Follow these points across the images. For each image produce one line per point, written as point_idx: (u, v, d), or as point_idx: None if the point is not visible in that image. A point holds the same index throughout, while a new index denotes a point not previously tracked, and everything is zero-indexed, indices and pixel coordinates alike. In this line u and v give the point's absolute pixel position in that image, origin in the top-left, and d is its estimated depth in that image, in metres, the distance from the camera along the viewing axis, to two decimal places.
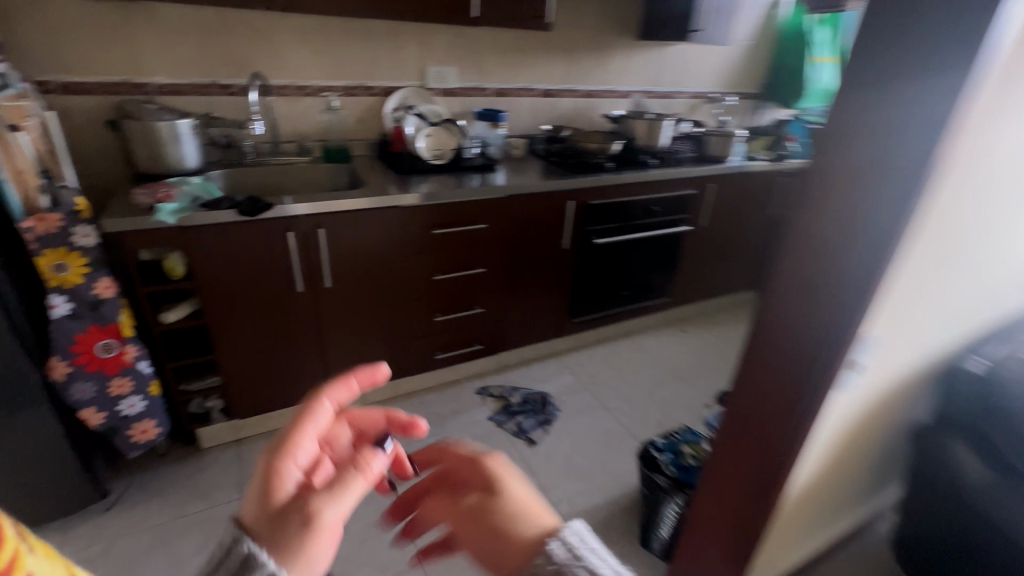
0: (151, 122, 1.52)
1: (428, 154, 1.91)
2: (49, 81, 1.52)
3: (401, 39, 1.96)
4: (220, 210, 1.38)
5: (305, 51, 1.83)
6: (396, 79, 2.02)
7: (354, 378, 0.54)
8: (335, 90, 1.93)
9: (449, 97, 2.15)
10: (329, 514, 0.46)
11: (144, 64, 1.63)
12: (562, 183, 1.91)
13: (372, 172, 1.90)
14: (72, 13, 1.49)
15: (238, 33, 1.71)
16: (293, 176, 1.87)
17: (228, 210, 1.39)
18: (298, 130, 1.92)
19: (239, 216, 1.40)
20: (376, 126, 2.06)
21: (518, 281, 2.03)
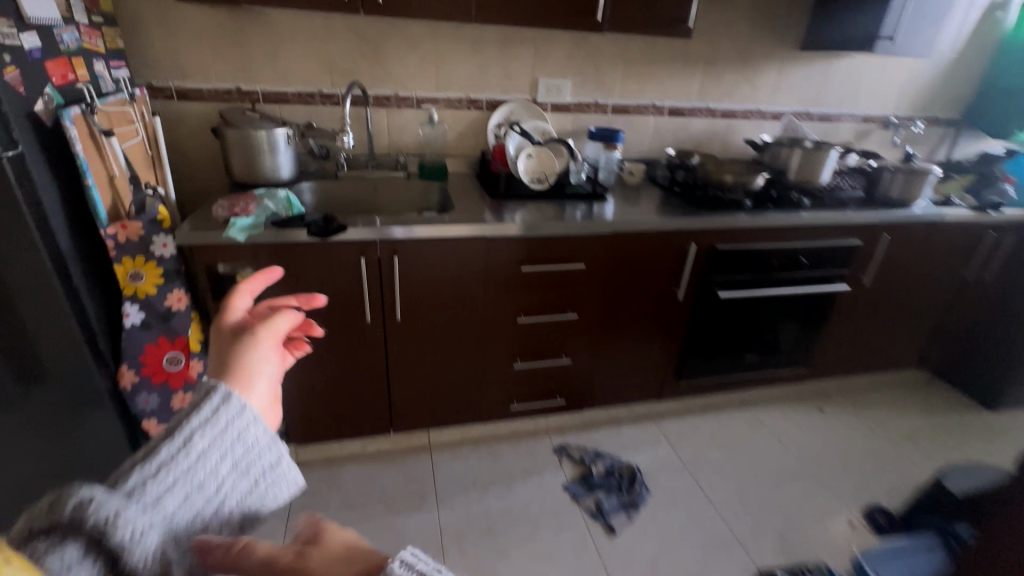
0: (247, 130, 1.47)
1: (528, 177, 1.68)
2: (169, 87, 1.56)
3: (514, 48, 1.77)
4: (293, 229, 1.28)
5: (410, 60, 1.70)
6: (504, 92, 1.82)
7: (254, 279, 0.52)
8: (438, 103, 1.78)
9: (561, 113, 1.91)
10: (262, 387, 0.48)
11: (254, 72, 1.61)
12: (684, 222, 1.56)
13: (465, 192, 1.72)
14: (193, 20, 1.50)
15: (345, 40, 1.63)
16: (385, 192, 1.75)
17: (301, 229, 1.28)
18: (396, 143, 1.81)
19: (311, 237, 1.28)
20: (478, 143, 1.88)
21: (616, 332, 1.72)
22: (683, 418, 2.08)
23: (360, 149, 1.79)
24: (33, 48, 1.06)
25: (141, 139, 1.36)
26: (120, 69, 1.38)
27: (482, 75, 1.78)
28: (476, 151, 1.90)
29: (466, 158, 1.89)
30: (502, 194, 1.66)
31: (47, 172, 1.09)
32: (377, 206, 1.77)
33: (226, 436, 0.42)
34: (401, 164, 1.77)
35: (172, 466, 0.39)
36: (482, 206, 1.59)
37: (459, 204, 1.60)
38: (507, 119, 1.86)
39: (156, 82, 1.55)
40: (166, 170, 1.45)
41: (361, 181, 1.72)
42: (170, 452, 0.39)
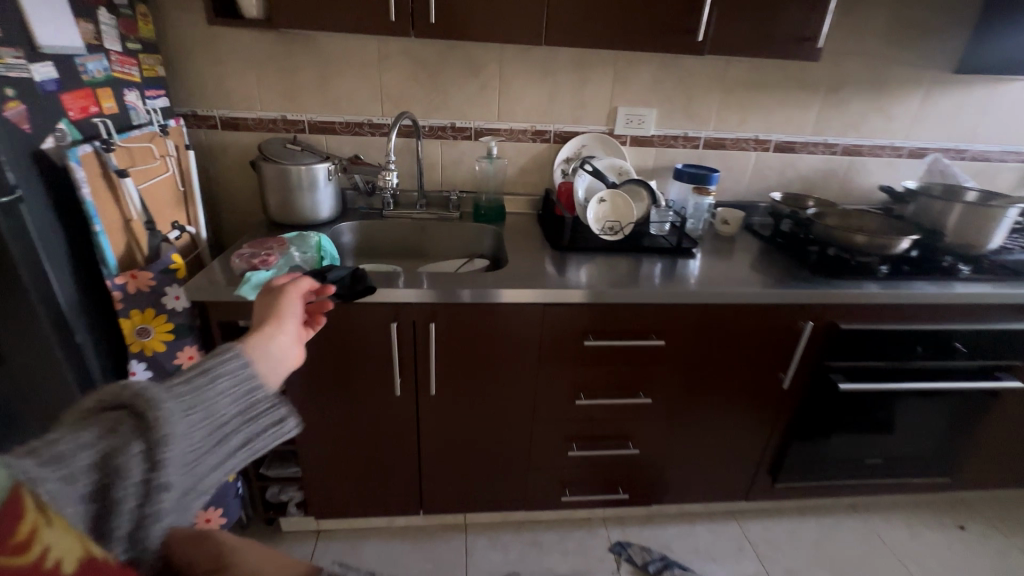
0: (285, 166, 1.32)
1: (598, 226, 1.40)
2: (213, 116, 1.45)
3: (591, 73, 1.51)
4: None
5: (470, 87, 1.49)
6: (576, 122, 1.57)
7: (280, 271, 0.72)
8: (499, 135, 1.56)
9: (642, 147, 1.62)
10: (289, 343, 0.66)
11: (301, 100, 1.47)
12: (798, 294, 1.22)
13: (523, 239, 1.47)
14: (240, 45, 1.38)
15: (398, 65, 1.45)
16: (434, 236, 1.55)
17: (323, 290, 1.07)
18: (449, 179, 1.61)
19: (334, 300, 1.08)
20: (543, 180, 1.64)
21: (697, 419, 1.39)
22: (774, 520, 1.69)
23: (410, 184, 1.60)
24: (46, 79, 0.95)
25: (170, 174, 1.24)
26: (158, 98, 1.27)
27: (551, 103, 1.54)
28: (540, 189, 1.65)
29: (527, 197, 1.65)
30: (566, 245, 1.38)
31: (52, 216, 0.97)
32: (425, 251, 1.57)
33: (239, 389, 0.55)
34: (455, 206, 1.58)
35: (203, 392, 0.51)
36: (542, 259, 1.33)
37: (514, 255, 1.36)
38: (577, 155, 1.60)
39: (201, 110, 1.44)
40: (197, 208, 1.32)
41: (409, 224, 1.53)
42: (201, 377, 0.52)
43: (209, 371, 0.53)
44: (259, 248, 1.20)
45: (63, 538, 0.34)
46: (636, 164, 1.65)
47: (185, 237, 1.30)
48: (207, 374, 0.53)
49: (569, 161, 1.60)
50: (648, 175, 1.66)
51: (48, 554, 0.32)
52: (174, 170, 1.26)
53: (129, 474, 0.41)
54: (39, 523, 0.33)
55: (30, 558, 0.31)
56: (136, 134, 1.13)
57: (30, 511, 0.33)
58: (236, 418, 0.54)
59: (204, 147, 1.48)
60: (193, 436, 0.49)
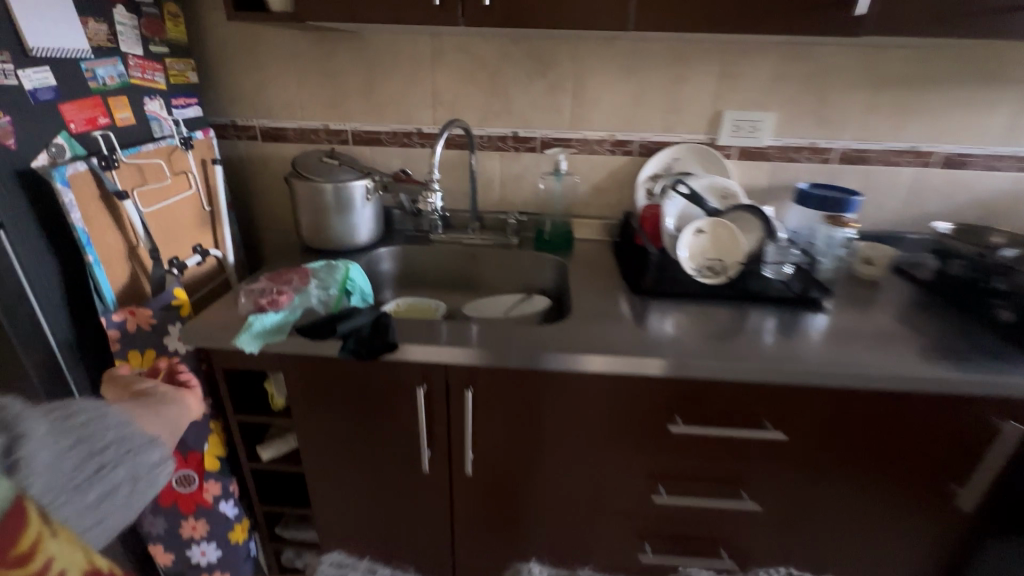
0: (317, 184, 1.14)
1: (692, 266, 1.08)
2: (253, 126, 1.31)
3: (690, 68, 1.19)
4: (324, 342, 0.86)
5: (536, 89, 1.24)
6: (667, 130, 1.26)
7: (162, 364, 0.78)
8: (570, 146, 1.29)
9: (753, 161, 1.27)
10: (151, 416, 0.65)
11: (344, 107, 1.29)
12: (998, 384, 0.83)
13: (592, 275, 1.19)
14: (279, 47, 1.23)
15: (453, 65, 1.23)
16: (487, 266, 1.31)
17: (335, 342, 0.86)
18: (509, 198, 1.36)
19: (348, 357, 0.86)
20: (622, 200, 1.34)
21: (822, 532, 1.02)
22: None
23: (463, 204, 1.37)
24: (39, 87, 0.82)
25: (191, 192, 1.11)
26: (188, 107, 1.15)
27: (636, 107, 1.24)
28: (618, 212, 1.36)
29: (602, 221, 1.35)
30: (649, 289, 1.07)
31: (41, 244, 0.83)
32: (476, 283, 1.33)
33: (110, 419, 0.51)
34: (514, 231, 1.33)
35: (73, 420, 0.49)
36: (615, 306, 1.04)
37: (580, 298, 1.07)
38: (665, 170, 1.28)
39: (241, 120, 1.31)
40: (223, 229, 1.18)
41: (459, 251, 1.31)
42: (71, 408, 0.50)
43: (75, 412, 0.50)
44: (280, 279, 1.01)
45: (66, 551, 0.40)
46: (744, 182, 1.30)
47: (208, 261, 1.16)
48: (71, 411, 0.50)
49: (656, 178, 1.29)
50: (758, 195, 1.31)
51: (49, 565, 0.39)
52: (197, 187, 1.12)
53: None
54: (43, 534, 0.39)
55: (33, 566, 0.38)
56: (150, 148, 1.00)
57: (34, 523, 0.39)
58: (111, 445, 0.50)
59: (243, 160, 1.35)
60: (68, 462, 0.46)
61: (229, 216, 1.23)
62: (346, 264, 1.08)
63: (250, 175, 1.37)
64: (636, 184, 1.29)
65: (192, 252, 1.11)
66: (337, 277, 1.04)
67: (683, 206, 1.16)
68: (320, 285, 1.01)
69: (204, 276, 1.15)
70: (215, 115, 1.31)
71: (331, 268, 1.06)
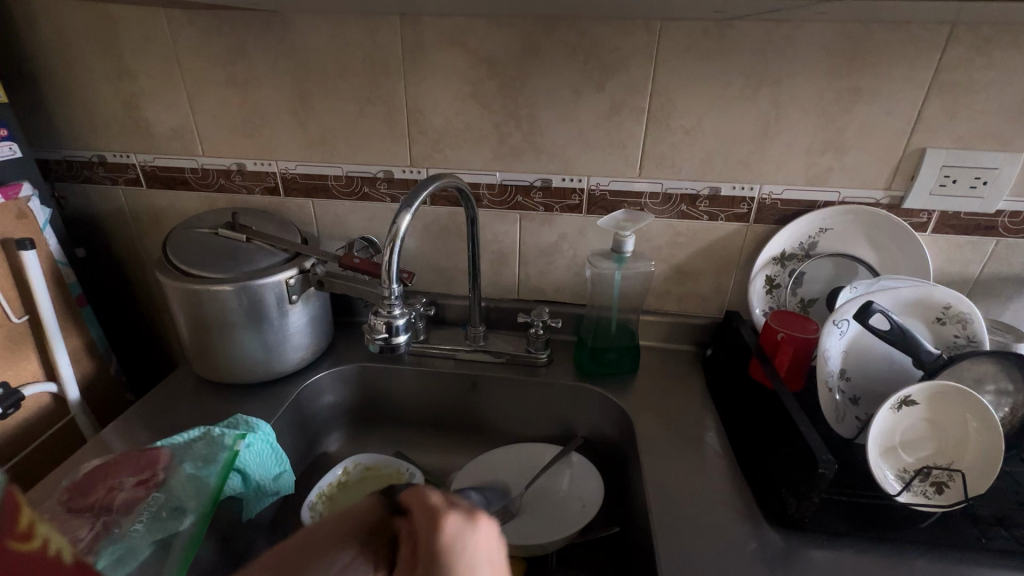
0: (199, 286, 0.65)
1: (888, 471, 0.56)
2: (130, 165, 0.83)
3: (873, 71, 0.64)
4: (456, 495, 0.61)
5: (583, 109, 0.71)
6: (814, 181, 0.72)
7: None
8: (640, 203, 0.76)
9: (966, 235, 0.72)
10: None
11: (264, 135, 0.78)
12: None
13: (680, 446, 0.67)
14: (151, 37, 0.73)
15: (439, 69, 0.71)
16: (499, 400, 0.81)
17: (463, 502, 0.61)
18: (534, 281, 0.85)
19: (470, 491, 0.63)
20: (720, 291, 0.81)
21: None
22: None
23: (461, 288, 0.87)
24: None
25: None
26: None
27: (764, 140, 0.70)
28: (711, 307, 0.83)
29: (686, 323, 0.84)
30: (804, 519, 0.55)
31: None
32: (481, 423, 0.83)
33: (879, 366, 0.63)
34: (543, 344, 0.80)
35: (879, 377, 0.63)
36: (742, 563, 0.53)
37: (666, 527, 0.56)
38: (803, 248, 0.76)
39: (112, 155, 0.82)
40: (52, 350, 0.71)
41: (453, 377, 0.80)
42: (872, 376, 0.63)
43: (855, 387, 0.63)
44: (89, 499, 0.53)
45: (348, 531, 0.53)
46: (941, 268, 0.75)
47: (27, 406, 0.70)
48: (891, 371, 0.62)
49: (784, 261, 0.77)
50: (963, 291, 0.75)
51: None
52: None
53: (868, 382, 0.63)
54: (36, 517, 0.25)
55: (35, 545, 0.24)
56: None
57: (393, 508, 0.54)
58: (885, 371, 0.63)
59: (124, 216, 0.87)
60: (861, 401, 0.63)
61: (75, 319, 0.76)
62: (231, 450, 0.59)
63: (137, 238, 0.89)
64: (753, 271, 0.77)
65: None
66: (205, 486, 0.56)
67: (853, 337, 0.63)
68: (162, 513, 0.53)
69: (19, 433, 0.69)
70: (73, 148, 0.83)
71: (207, 460, 0.59)
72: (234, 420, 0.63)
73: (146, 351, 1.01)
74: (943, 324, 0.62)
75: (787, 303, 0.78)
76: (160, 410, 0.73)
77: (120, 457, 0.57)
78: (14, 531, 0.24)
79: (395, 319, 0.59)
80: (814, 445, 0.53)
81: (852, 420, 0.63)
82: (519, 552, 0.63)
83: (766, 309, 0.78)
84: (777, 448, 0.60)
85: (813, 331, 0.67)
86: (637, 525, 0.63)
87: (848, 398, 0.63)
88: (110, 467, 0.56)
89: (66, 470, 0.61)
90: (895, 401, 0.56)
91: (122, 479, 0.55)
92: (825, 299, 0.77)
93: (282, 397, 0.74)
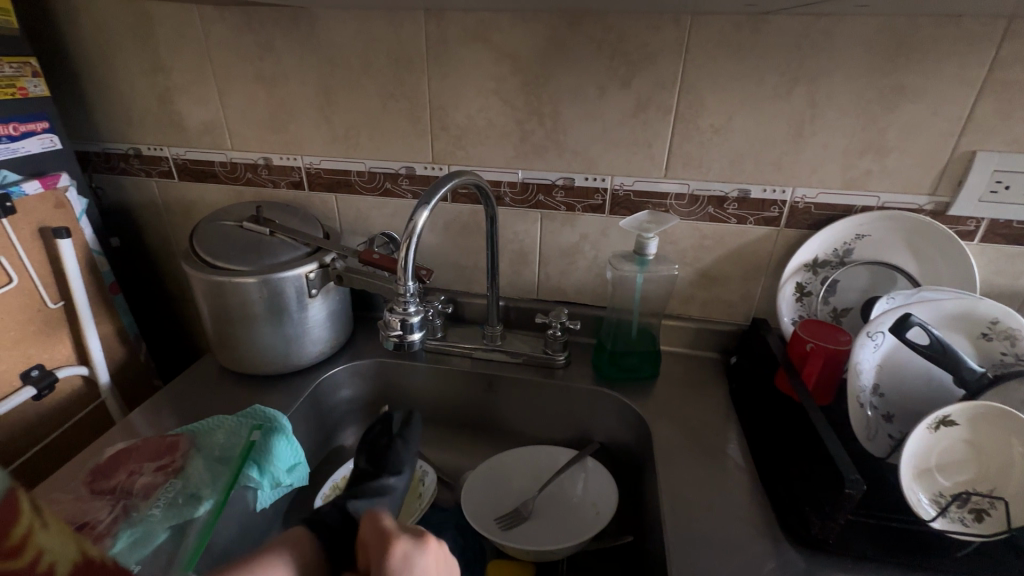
0: (222, 278, 0.66)
1: (922, 495, 0.52)
2: (163, 158, 0.85)
3: (920, 68, 0.60)
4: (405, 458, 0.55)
5: (609, 107, 0.69)
6: (851, 185, 0.68)
7: None
8: (665, 204, 0.74)
9: (1018, 245, 0.67)
10: None
11: (290, 130, 0.79)
12: None
13: (699, 457, 0.65)
14: (185, 33, 0.75)
15: (463, 65, 0.70)
16: (514, 400, 0.80)
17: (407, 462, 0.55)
18: (554, 281, 0.83)
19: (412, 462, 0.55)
20: (748, 297, 0.78)
21: None
22: None
23: (481, 286, 0.86)
24: None
25: (11, 286, 0.66)
26: (25, 138, 0.69)
27: (798, 141, 0.67)
28: (737, 314, 0.80)
29: (710, 329, 0.81)
30: (827, 541, 0.52)
31: None
32: (496, 423, 0.82)
33: (918, 384, 0.59)
34: (561, 345, 0.78)
35: (916, 395, 0.59)
36: None
37: (680, 540, 0.55)
38: (837, 256, 0.72)
39: (147, 148, 0.85)
40: (86, 335, 0.73)
41: (468, 375, 0.80)
42: (909, 396, 0.59)
43: (887, 404, 0.60)
44: (110, 482, 0.55)
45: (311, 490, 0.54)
46: (989, 279, 0.70)
47: (61, 388, 0.73)
48: (933, 390, 0.59)
49: (817, 268, 0.73)
50: (1012, 305, 0.70)
51: None
52: (27, 276, 0.68)
53: (904, 401, 0.60)
54: (37, 523, 0.23)
55: (24, 562, 0.22)
56: None
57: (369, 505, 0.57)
58: (924, 390, 0.59)
59: (156, 206, 0.90)
60: (895, 420, 0.60)
61: (107, 306, 0.79)
62: (248, 440, 0.60)
63: (168, 229, 0.91)
64: (782, 278, 0.74)
65: (21, 384, 0.68)
66: (220, 474, 0.56)
67: (888, 350, 0.60)
68: (178, 500, 0.53)
69: (51, 415, 0.72)
70: (110, 140, 0.86)
71: (225, 450, 0.60)
72: (251, 412, 0.65)
73: (176, 339, 1.04)
74: (989, 340, 0.58)
75: (818, 312, 0.74)
76: (184, 396, 0.75)
77: (142, 442, 0.60)
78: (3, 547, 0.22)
79: (410, 317, 0.59)
80: (840, 464, 0.50)
81: (881, 439, 0.59)
82: (527, 556, 0.62)
83: (796, 317, 0.75)
84: (801, 463, 0.57)
85: (845, 343, 0.64)
86: (652, 536, 0.61)
87: (880, 416, 0.60)
88: (130, 453, 0.58)
89: (93, 452, 0.63)
90: (933, 419, 0.52)
91: (142, 464, 0.57)
92: (858, 309, 0.73)
93: (300, 389, 0.75)
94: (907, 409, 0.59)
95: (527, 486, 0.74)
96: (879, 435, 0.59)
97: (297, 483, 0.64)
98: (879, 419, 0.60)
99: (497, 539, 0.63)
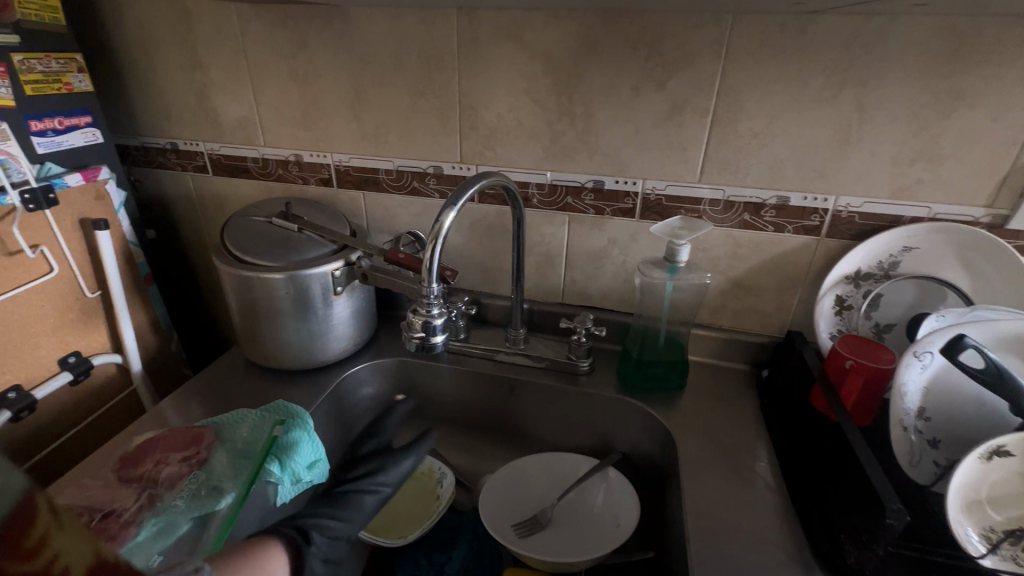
0: (250, 274, 0.67)
1: (971, 529, 0.49)
2: (198, 153, 0.87)
3: (981, 72, 0.56)
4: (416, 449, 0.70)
5: (642, 108, 0.67)
6: (900, 195, 0.64)
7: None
8: (698, 210, 0.71)
9: None
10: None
11: (321, 127, 0.80)
12: None
13: (726, 473, 0.63)
14: (222, 30, 0.76)
15: (493, 64, 0.69)
16: (535, 405, 0.79)
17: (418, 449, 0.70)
18: (581, 285, 0.82)
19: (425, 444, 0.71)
20: (783, 308, 0.75)
21: None
22: None
23: (505, 288, 0.85)
24: None
25: (51, 275, 0.68)
26: (69, 132, 0.70)
27: (844, 147, 0.63)
28: (771, 325, 0.77)
29: (741, 340, 0.78)
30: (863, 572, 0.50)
31: None
32: (515, 427, 0.81)
33: (970, 412, 0.55)
34: (585, 352, 0.77)
35: (967, 422, 0.55)
36: None
37: (704, 560, 0.53)
38: (882, 268, 0.68)
39: (183, 143, 0.87)
40: (120, 323, 0.75)
41: (490, 378, 0.79)
42: (959, 423, 0.55)
43: (932, 430, 0.56)
44: (138, 471, 0.56)
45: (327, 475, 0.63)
46: None
47: (95, 375, 0.75)
48: (985, 417, 0.54)
49: (859, 281, 0.69)
50: None
51: None
52: (67, 266, 0.70)
53: (952, 427, 0.56)
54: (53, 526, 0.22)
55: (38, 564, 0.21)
56: None
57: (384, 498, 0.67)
58: (975, 417, 0.55)
59: (191, 200, 0.91)
60: (942, 447, 0.56)
61: (141, 296, 0.81)
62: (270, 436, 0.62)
63: (201, 222, 0.93)
64: (821, 290, 0.70)
65: (58, 369, 0.70)
66: (243, 468, 0.58)
67: (937, 371, 0.56)
68: (201, 492, 0.54)
69: (85, 400, 0.74)
70: (150, 135, 0.88)
71: (247, 444, 0.61)
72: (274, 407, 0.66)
73: (206, 330, 1.06)
74: None
75: (859, 327, 0.71)
76: (212, 387, 0.76)
77: (169, 432, 0.61)
78: (17, 549, 0.21)
79: (433, 319, 0.58)
80: (880, 491, 0.48)
81: (925, 464, 0.56)
82: (545, 567, 0.61)
83: (834, 332, 0.71)
84: (836, 488, 0.54)
85: (888, 362, 0.60)
86: (674, 553, 0.59)
87: (924, 442, 0.56)
88: (157, 442, 0.59)
89: (123, 439, 0.64)
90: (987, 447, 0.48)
91: (167, 455, 0.58)
92: (903, 326, 0.69)
93: (323, 386, 0.76)
94: (956, 435, 0.55)
95: (545, 494, 0.72)
96: (924, 460, 0.56)
97: (316, 480, 0.63)
98: (923, 444, 0.56)
99: (514, 547, 0.61)
